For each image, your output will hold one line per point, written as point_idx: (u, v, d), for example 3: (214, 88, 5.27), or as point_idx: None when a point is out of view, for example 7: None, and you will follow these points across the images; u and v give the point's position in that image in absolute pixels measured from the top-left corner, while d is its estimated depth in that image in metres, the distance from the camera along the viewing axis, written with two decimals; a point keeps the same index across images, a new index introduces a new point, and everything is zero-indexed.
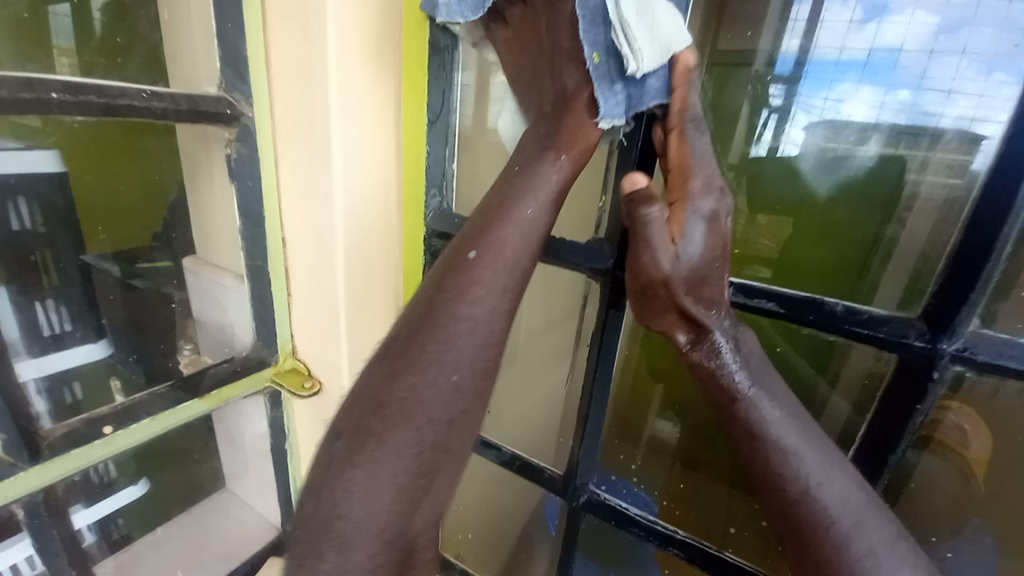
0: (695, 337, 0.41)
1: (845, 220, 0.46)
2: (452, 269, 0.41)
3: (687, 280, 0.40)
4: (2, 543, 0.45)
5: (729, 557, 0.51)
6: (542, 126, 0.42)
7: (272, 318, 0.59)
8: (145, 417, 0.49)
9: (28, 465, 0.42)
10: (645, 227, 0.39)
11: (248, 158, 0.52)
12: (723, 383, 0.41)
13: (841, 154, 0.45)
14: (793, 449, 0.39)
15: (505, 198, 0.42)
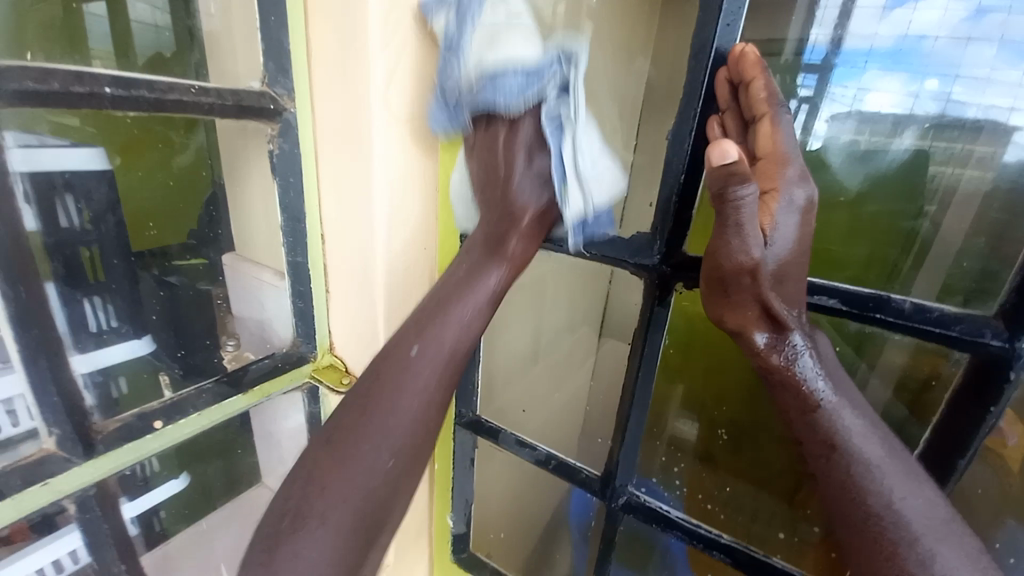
0: (775, 338, 0.40)
1: (877, 211, 0.47)
2: (394, 360, 0.48)
3: (775, 277, 0.39)
4: (44, 538, 0.44)
5: (776, 563, 0.49)
6: (487, 234, 0.51)
7: (312, 314, 0.60)
8: (193, 410, 0.50)
9: (82, 459, 0.43)
10: (739, 209, 0.36)
11: (291, 154, 0.52)
12: (798, 386, 0.41)
13: (874, 146, 0.47)
14: (872, 460, 0.38)
15: (442, 301, 0.50)
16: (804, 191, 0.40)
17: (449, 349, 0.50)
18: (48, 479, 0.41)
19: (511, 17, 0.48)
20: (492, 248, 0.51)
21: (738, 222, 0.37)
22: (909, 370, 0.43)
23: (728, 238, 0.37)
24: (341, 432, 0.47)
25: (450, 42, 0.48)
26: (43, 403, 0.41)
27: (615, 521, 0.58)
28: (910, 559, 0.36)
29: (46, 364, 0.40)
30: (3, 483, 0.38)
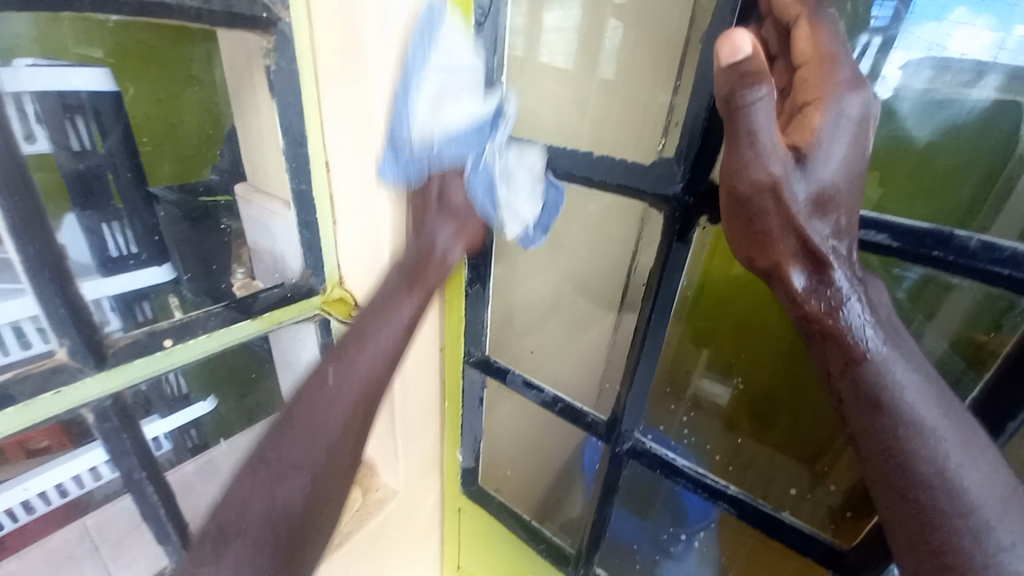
0: (815, 279, 0.35)
1: (944, 169, 0.39)
2: (312, 385, 0.45)
3: (808, 199, 0.32)
4: (77, 450, 0.53)
5: (787, 519, 0.48)
6: (403, 270, 0.52)
7: (319, 246, 0.59)
8: (202, 333, 0.51)
9: (94, 370, 0.44)
10: (753, 118, 0.29)
11: (289, 71, 0.49)
12: (839, 334, 0.35)
13: (944, 98, 0.38)
14: (928, 422, 0.33)
15: (366, 329, 0.48)
16: (861, 103, 0.32)
17: (371, 377, 0.48)
18: (61, 388, 0.43)
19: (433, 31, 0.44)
20: (409, 281, 0.51)
21: (752, 134, 0.30)
22: (974, 314, 0.38)
23: (740, 152, 0.31)
24: (273, 436, 0.44)
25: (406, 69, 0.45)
26: (51, 313, 0.42)
27: (619, 464, 0.58)
28: (959, 530, 0.33)
29: (51, 279, 0.40)
30: (20, 389, 0.40)
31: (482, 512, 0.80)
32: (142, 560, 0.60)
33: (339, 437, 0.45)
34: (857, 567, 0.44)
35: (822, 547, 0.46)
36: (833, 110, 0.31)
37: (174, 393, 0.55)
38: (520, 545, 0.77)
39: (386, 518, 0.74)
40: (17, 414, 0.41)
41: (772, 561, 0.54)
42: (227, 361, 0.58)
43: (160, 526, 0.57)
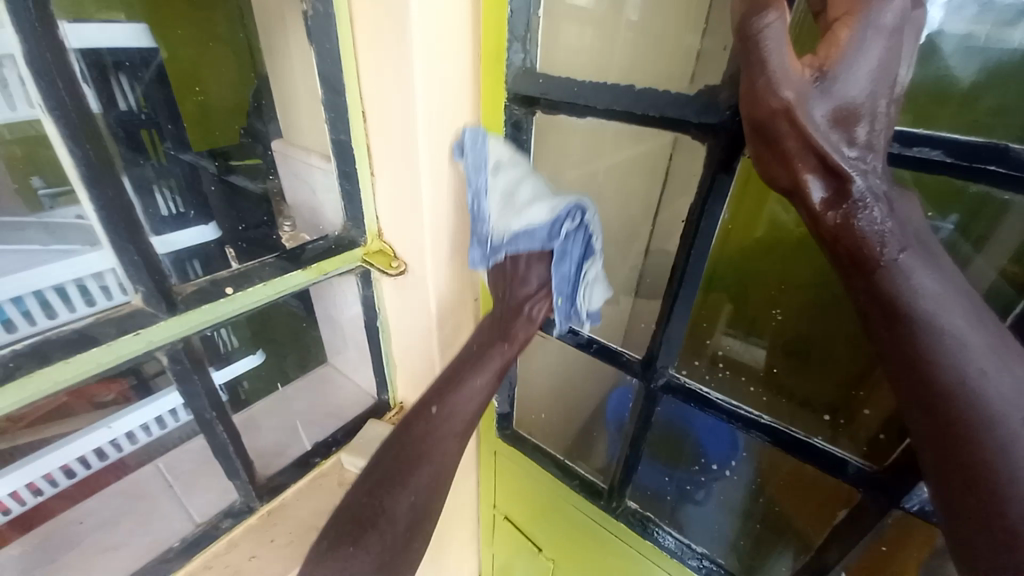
0: (834, 192, 0.33)
1: (994, 108, 0.35)
2: (416, 425, 0.54)
3: (827, 117, 0.32)
4: (158, 392, 0.62)
5: (817, 444, 0.50)
6: (495, 324, 0.56)
7: (359, 198, 0.61)
8: (259, 281, 0.54)
9: (167, 315, 0.47)
10: (766, 41, 0.31)
11: (324, 16, 0.50)
12: (859, 250, 0.34)
13: (991, 36, 0.35)
14: (954, 332, 0.32)
15: (458, 375, 0.55)
16: (899, 12, 0.30)
17: (468, 408, 0.54)
18: (141, 331, 0.46)
19: (510, 185, 0.54)
20: (503, 328, 0.55)
21: (762, 60, 0.31)
22: None
23: (753, 82, 0.32)
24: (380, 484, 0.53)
25: (474, 212, 0.56)
26: (126, 261, 0.44)
27: (654, 399, 0.61)
28: (981, 441, 0.31)
29: (125, 226, 0.43)
30: (103, 331, 0.44)
31: (517, 453, 0.85)
32: (213, 491, 0.66)
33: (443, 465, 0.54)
34: (886, 486, 0.46)
35: (853, 467, 0.48)
36: (862, 22, 0.30)
37: (223, 348, 0.62)
38: (556, 483, 0.81)
39: None
40: (103, 352, 0.44)
41: (800, 487, 0.56)
42: (271, 315, 0.65)
43: (228, 462, 0.62)
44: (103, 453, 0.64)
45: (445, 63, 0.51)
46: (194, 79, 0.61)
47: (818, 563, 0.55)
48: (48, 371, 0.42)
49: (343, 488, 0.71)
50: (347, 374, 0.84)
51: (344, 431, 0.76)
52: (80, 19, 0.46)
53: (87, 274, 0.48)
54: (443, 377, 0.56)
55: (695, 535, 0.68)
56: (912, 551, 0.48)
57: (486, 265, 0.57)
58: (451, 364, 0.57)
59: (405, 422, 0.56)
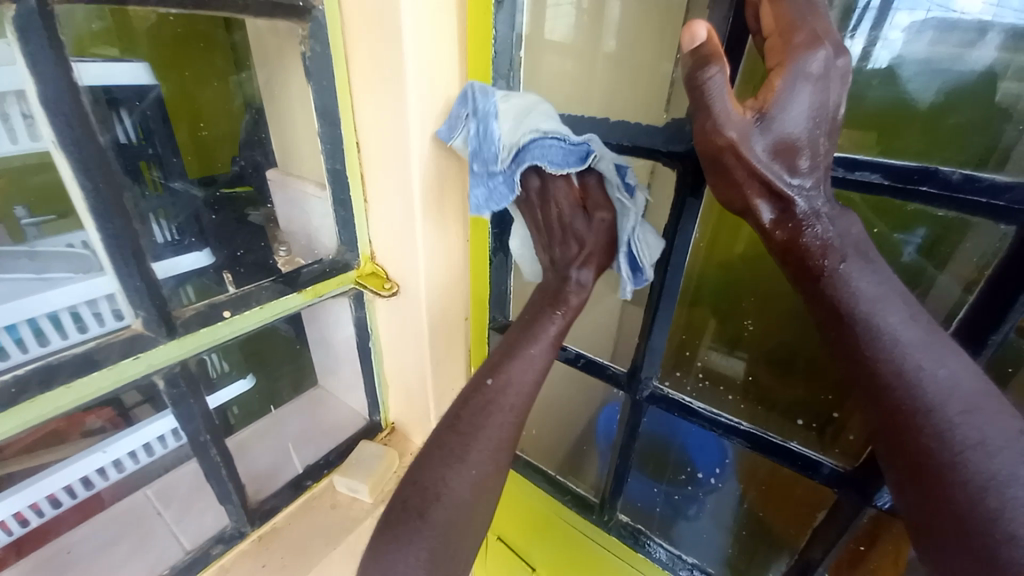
0: (780, 211, 0.38)
1: (955, 125, 0.40)
2: (474, 396, 0.51)
3: (769, 151, 0.36)
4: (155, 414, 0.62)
5: (792, 447, 0.53)
6: (538, 300, 0.53)
7: (353, 223, 0.63)
8: (256, 304, 0.55)
9: (166, 338, 0.49)
10: (711, 93, 0.34)
11: (322, 55, 0.53)
12: (810, 260, 0.38)
13: (947, 59, 0.40)
14: (891, 328, 0.36)
15: (511, 348, 0.51)
16: (826, 61, 0.34)
17: (520, 391, 0.50)
18: (141, 354, 0.47)
19: (522, 104, 0.51)
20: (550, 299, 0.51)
21: (708, 107, 0.35)
22: (976, 247, 0.40)
23: (702, 124, 0.36)
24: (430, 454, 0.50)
25: (478, 140, 0.52)
26: (129, 287, 0.46)
27: (640, 409, 0.63)
28: (924, 428, 0.35)
29: (129, 253, 0.45)
30: (104, 355, 0.45)
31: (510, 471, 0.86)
32: (207, 515, 0.66)
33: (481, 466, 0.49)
34: (858, 483, 0.48)
35: (828, 467, 0.50)
36: (794, 69, 0.34)
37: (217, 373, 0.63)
38: (549, 500, 0.82)
39: None
40: (105, 375, 0.45)
41: (783, 491, 0.58)
42: (266, 338, 0.67)
43: (221, 486, 0.61)
44: (90, 481, 0.63)
45: (434, 100, 0.54)
46: (195, 112, 0.66)
47: (802, 561, 0.58)
48: (50, 395, 0.42)
49: (337, 510, 0.71)
50: (339, 396, 0.85)
51: (336, 453, 0.76)
52: (92, 59, 0.46)
53: (79, 300, 0.48)
54: (494, 356, 0.52)
55: (685, 545, 0.70)
56: (886, 546, 0.50)
57: (488, 208, 0.54)
58: (507, 334, 0.53)
59: (462, 398, 0.52)
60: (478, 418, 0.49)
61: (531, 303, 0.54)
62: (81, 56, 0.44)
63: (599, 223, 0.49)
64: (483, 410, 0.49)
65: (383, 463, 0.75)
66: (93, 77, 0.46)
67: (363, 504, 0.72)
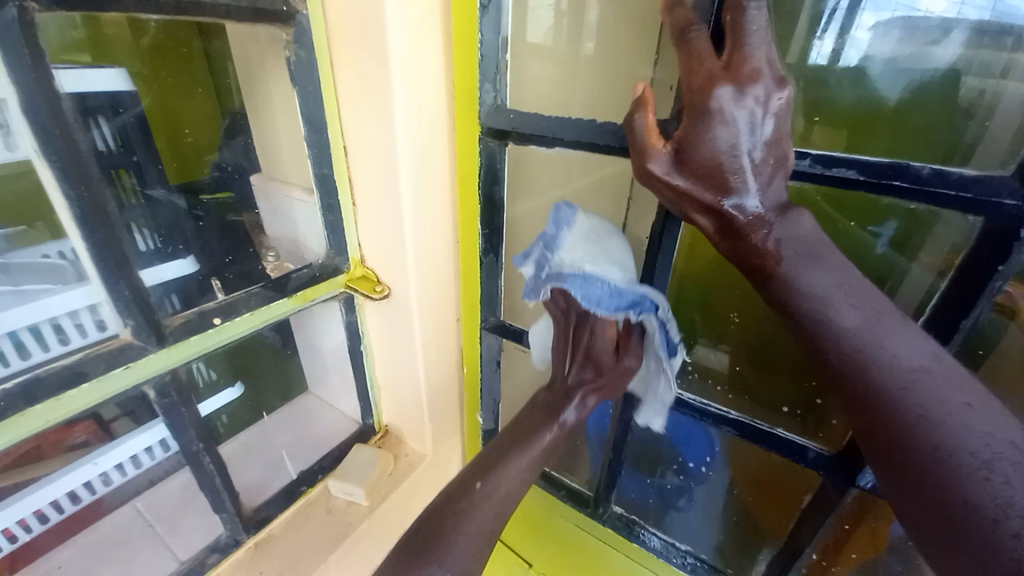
0: (722, 225, 0.39)
1: (920, 123, 0.42)
2: (461, 491, 0.51)
3: (688, 177, 0.38)
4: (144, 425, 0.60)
5: (780, 434, 0.55)
6: (550, 395, 0.57)
7: (342, 227, 0.63)
8: (246, 311, 0.55)
9: (156, 348, 0.48)
10: (633, 135, 0.39)
11: (307, 61, 0.53)
12: (758, 264, 0.39)
13: (915, 56, 0.41)
14: (831, 315, 0.37)
15: (504, 451, 0.53)
16: (732, 96, 0.35)
17: (509, 491, 0.51)
18: (130, 365, 0.47)
19: (600, 242, 0.50)
20: (555, 406, 0.55)
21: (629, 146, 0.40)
22: (942, 238, 0.42)
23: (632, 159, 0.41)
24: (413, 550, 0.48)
25: (548, 238, 0.50)
26: (118, 297, 0.46)
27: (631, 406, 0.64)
28: (882, 406, 0.36)
29: (116, 264, 0.44)
30: (92, 367, 0.44)
31: None
32: (199, 527, 0.65)
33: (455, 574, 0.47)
34: (843, 467, 0.50)
35: (813, 453, 0.52)
36: (702, 105, 0.35)
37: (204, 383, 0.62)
38: (544, 495, 0.83)
39: (417, 478, 0.79)
40: (93, 388, 0.45)
41: (770, 478, 0.60)
42: (249, 348, 0.66)
43: (215, 496, 0.61)
44: (77, 496, 0.61)
45: (421, 105, 0.55)
46: (172, 118, 0.64)
47: (791, 546, 0.59)
48: (37, 409, 0.42)
49: (332, 516, 0.70)
50: (330, 402, 0.84)
51: (329, 459, 0.76)
52: (73, 66, 0.45)
53: (58, 313, 0.45)
54: (485, 457, 0.54)
55: (678, 533, 0.72)
56: (864, 524, 0.53)
57: (535, 297, 0.50)
58: (499, 438, 0.55)
59: (448, 492, 0.52)
60: (466, 516, 0.49)
61: (535, 403, 0.58)
62: (60, 63, 0.43)
63: (625, 366, 0.53)
64: (469, 511, 0.49)
65: (377, 467, 0.75)
66: (76, 86, 0.46)
67: (358, 509, 0.71)
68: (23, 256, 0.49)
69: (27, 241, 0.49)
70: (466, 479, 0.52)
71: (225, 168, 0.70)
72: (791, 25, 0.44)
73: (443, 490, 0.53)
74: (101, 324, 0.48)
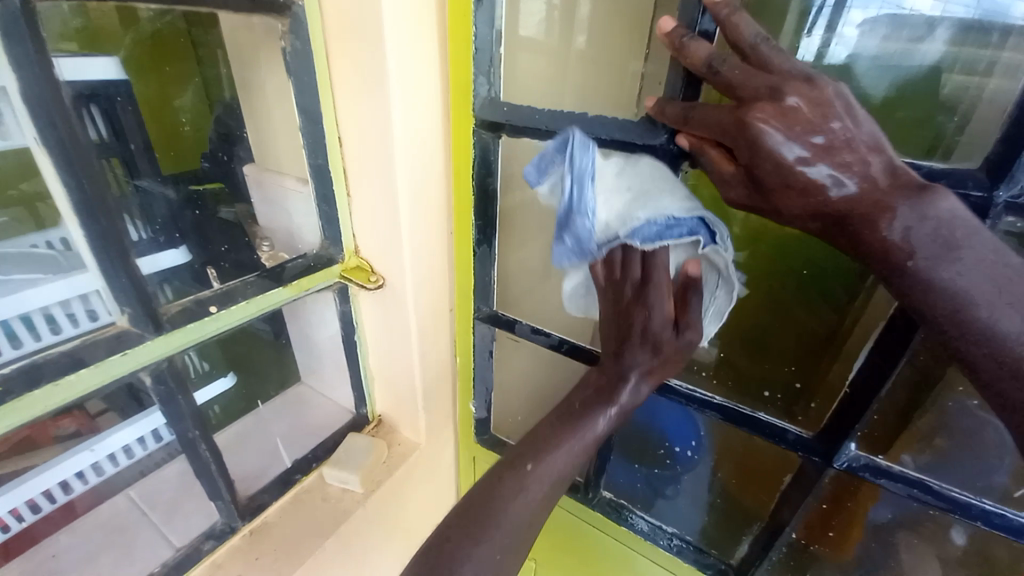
0: (838, 227, 0.39)
1: (905, 119, 0.43)
2: (510, 471, 0.51)
3: (779, 190, 0.39)
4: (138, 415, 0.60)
5: (762, 417, 0.57)
6: (596, 381, 0.55)
7: (336, 218, 0.64)
8: (242, 300, 0.56)
9: (153, 334, 0.49)
10: (710, 169, 0.44)
11: (302, 51, 0.54)
12: (881, 258, 0.38)
13: (901, 53, 0.43)
14: (979, 313, 0.35)
15: (554, 432, 0.53)
16: (774, 112, 0.37)
17: (559, 471, 0.51)
18: (128, 351, 0.47)
19: (623, 181, 0.48)
20: (606, 390, 0.53)
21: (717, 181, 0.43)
22: None
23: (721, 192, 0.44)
24: (457, 531, 0.48)
25: (572, 202, 0.48)
26: (115, 285, 0.46)
27: None
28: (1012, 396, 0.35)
29: (116, 252, 0.45)
30: (92, 352, 0.45)
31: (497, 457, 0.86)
32: (194, 514, 0.66)
33: (502, 561, 0.47)
34: (821, 448, 0.53)
35: (793, 434, 0.54)
36: (749, 129, 0.38)
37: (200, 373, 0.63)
38: None
39: (412, 466, 0.81)
40: (94, 373, 0.45)
41: (753, 461, 0.63)
42: (243, 339, 0.66)
43: (211, 483, 0.62)
44: (70, 487, 0.62)
45: (416, 97, 0.56)
46: (162, 106, 0.63)
47: (773, 524, 0.62)
48: (37, 394, 0.42)
49: (327, 503, 0.71)
50: (323, 393, 0.85)
51: (324, 448, 0.77)
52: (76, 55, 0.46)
53: (52, 301, 0.46)
54: (535, 438, 0.54)
55: (666, 517, 0.74)
56: (845, 502, 0.56)
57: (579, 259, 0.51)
58: (552, 416, 0.55)
59: (496, 471, 0.52)
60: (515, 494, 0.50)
61: (588, 381, 0.56)
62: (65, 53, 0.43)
63: (690, 323, 0.50)
64: (519, 492, 0.50)
65: (372, 455, 0.76)
66: (75, 73, 0.46)
67: (354, 496, 0.73)
68: (9, 246, 0.48)
69: (13, 232, 0.47)
70: (515, 461, 0.52)
71: (220, 158, 0.69)
72: (780, 22, 0.47)
73: (494, 467, 0.53)
74: (93, 313, 0.48)
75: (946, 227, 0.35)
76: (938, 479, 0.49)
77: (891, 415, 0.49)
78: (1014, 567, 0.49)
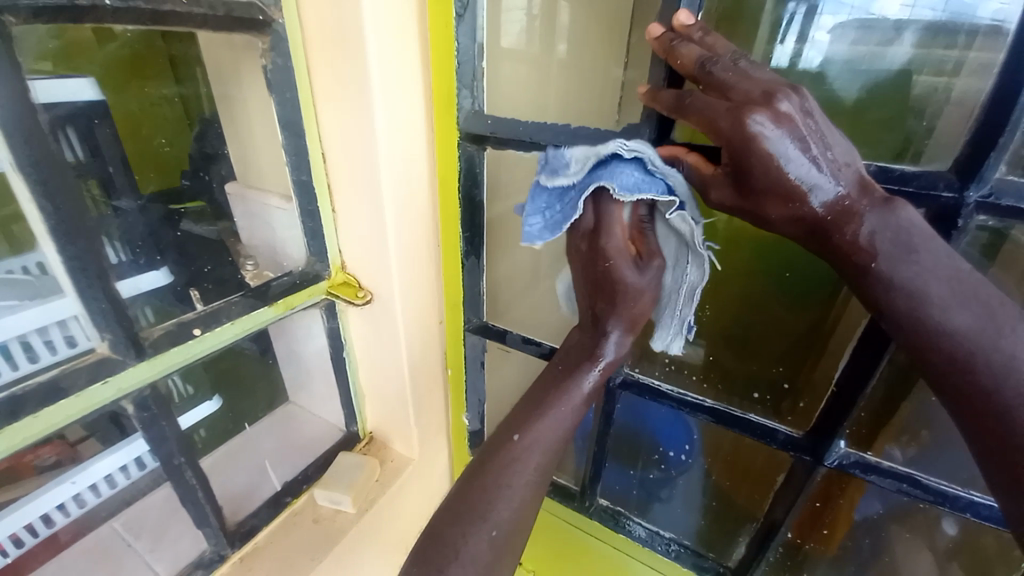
0: (818, 234, 0.40)
1: (876, 119, 0.45)
2: (498, 448, 0.51)
3: (764, 196, 0.39)
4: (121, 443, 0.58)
5: (751, 418, 0.57)
6: (573, 346, 0.54)
7: (322, 233, 0.63)
8: (227, 320, 0.55)
9: (136, 360, 0.48)
10: (691, 174, 0.45)
11: (284, 68, 0.54)
12: (848, 259, 0.39)
13: (870, 56, 0.45)
14: (935, 314, 0.36)
15: (539, 399, 0.52)
16: (770, 118, 0.36)
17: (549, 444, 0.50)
18: (111, 377, 0.46)
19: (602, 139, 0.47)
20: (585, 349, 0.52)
21: (701, 185, 0.44)
22: None
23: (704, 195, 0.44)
24: (449, 519, 0.48)
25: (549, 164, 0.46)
26: (94, 309, 0.45)
27: (613, 397, 0.67)
28: (971, 391, 0.36)
29: (93, 276, 0.44)
30: (71, 381, 0.44)
31: None
32: (181, 542, 0.64)
33: (497, 538, 0.47)
34: (810, 446, 0.54)
35: (783, 434, 0.55)
36: (742, 134, 0.37)
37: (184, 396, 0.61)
38: None
39: (405, 482, 0.79)
40: (74, 402, 0.44)
41: (743, 462, 0.63)
42: (228, 360, 0.65)
43: (198, 509, 0.60)
44: (52, 518, 0.59)
45: (399, 112, 0.56)
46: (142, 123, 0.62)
47: (767, 524, 0.62)
48: (18, 425, 0.41)
49: (319, 524, 0.70)
50: (313, 411, 0.83)
51: (315, 467, 0.75)
52: (53, 76, 0.45)
53: (28, 329, 0.44)
54: (519, 411, 0.53)
55: (662, 522, 0.74)
56: (836, 499, 0.57)
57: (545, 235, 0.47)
58: (535, 385, 0.55)
59: (484, 451, 0.52)
60: (504, 477, 0.49)
61: (567, 348, 0.55)
62: (41, 74, 0.43)
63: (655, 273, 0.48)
64: (509, 466, 0.49)
65: (364, 473, 0.75)
66: (52, 96, 0.45)
67: (346, 515, 0.71)
68: None
69: None
70: (505, 432, 0.52)
71: (201, 175, 0.68)
72: (754, 31, 0.49)
73: (482, 447, 0.53)
74: (71, 339, 0.46)
75: (912, 229, 0.37)
76: (922, 472, 0.50)
77: (877, 413, 0.50)
78: (1000, 556, 0.50)
